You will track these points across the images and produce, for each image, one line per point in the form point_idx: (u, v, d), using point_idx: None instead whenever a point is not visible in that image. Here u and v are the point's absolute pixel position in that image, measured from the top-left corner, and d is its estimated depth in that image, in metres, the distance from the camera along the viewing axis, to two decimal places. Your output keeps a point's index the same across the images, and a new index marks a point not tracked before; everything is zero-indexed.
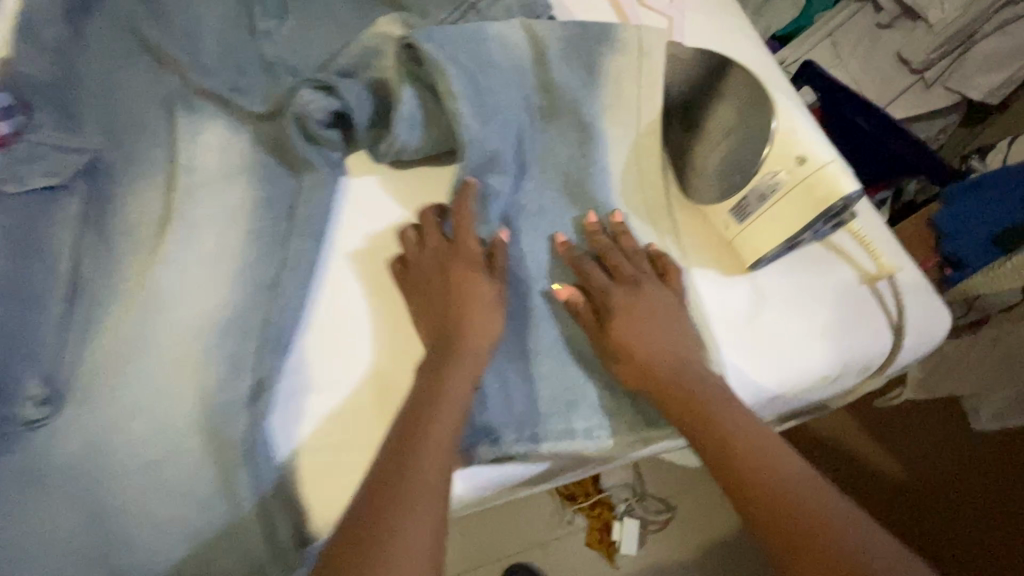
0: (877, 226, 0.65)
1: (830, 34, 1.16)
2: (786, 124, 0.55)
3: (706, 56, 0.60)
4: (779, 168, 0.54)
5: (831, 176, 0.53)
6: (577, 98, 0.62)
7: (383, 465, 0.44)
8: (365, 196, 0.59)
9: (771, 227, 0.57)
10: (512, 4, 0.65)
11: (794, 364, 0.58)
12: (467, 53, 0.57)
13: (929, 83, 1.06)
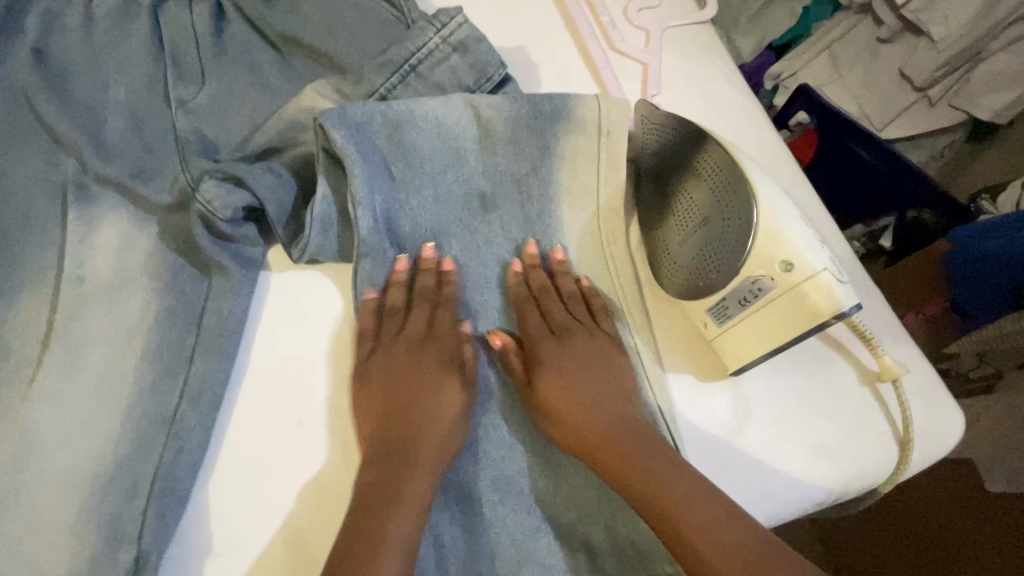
0: (881, 315, 0.56)
1: (828, 48, 1.14)
2: (771, 216, 0.46)
3: (681, 128, 0.54)
4: (762, 271, 0.46)
5: (824, 284, 0.44)
6: (525, 184, 0.56)
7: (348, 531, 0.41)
8: (286, 298, 0.52)
9: (753, 336, 0.48)
10: (458, 67, 0.58)
11: (783, 494, 0.49)
12: (395, 145, 0.52)
13: (933, 102, 1.04)
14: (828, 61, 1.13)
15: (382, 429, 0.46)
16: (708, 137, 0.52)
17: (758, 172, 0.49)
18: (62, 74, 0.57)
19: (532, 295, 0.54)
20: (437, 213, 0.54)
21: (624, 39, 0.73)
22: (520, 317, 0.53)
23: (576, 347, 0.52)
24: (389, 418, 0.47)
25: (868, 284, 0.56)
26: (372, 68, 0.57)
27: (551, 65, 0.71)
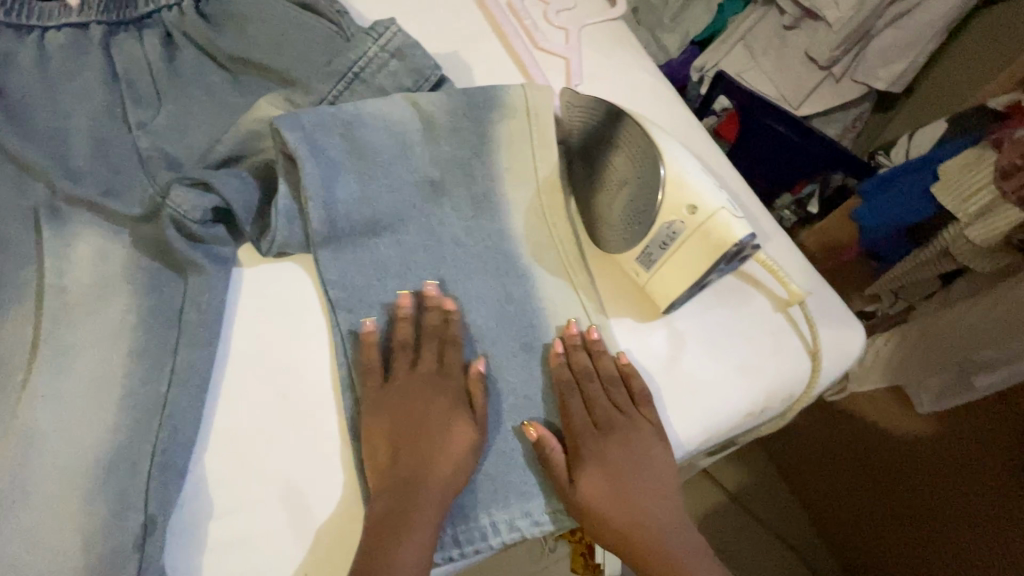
0: (783, 252, 0.66)
1: (742, 38, 1.27)
2: (679, 171, 0.54)
3: (599, 108, 0.62)
4: (673, 218, 0.54)
5: (724, 221, 0.52)
6: (469, 168, 0.63)
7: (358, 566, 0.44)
8: (261, 288, 0.57)
9: (676, 274, 0.56)
10: (397, 70, 0.64)
11: (717, 408, 0.57)
12: (349, 142, 0.58)
13: (838, 78, 1.17)
14: (744, 50, 1.26)
15: (391, 467, 0.48)
16: (624, 113, 0.60)
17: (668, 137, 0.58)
18: (20, 105, 0.61)
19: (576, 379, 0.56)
20: (393, 200, 0.60)
21: (547, 38, 0.82)
22: (563, 408, 0.54)
23: (622, 438, 0.53)
24: (399, 450, 0.49)
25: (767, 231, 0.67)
26: (320, 78, 0.63)
27: (483, 66, 0.78)
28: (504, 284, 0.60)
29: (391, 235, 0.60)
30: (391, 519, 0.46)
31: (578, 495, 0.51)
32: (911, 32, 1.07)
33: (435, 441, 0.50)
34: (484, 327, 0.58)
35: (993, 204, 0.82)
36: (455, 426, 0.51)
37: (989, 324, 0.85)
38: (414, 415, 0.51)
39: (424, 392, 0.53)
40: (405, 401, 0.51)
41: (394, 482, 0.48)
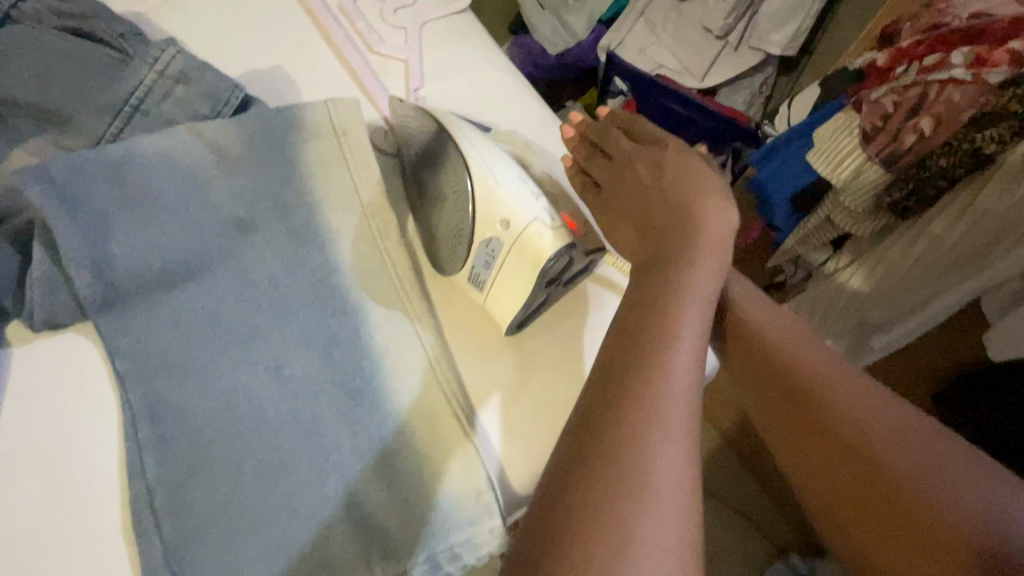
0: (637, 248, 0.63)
1: (641, 14, 1.24)
2: (490, 182, 0.50)
3: (421, 116, 0.57)
4: (489, 235, 0.50)
5: (538, 233, 0.48)
6: (280, 197, 0.55)
7: (591, 429, 0.33)
8: (33, 370, 0.49)
9: (504, 295, 0.51)
10: (188, 96, 0.57)
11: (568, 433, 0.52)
12: (121, 190, 0.50)
13: (734, 46, 1.15)
14: (644, 26, 1.23)
15: (640, 311, 0.40)
16: (440, 124, 0.55)
17: (486, 147, 0.54)
18: None
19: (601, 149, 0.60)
20: (187, 245, 0.52)
21: (383, 40, 0.75)
22: (655, 164, 0.55)
23: (717, 240, 0.47)
24: (651, 284, 0.43)
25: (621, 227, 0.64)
26: (91, 115, 0.55)
27: (312, 78, 0.71)
28: (331, 324, 0.53)
29: (195, 286, 0.52)
30: (650, 391, 0.34)
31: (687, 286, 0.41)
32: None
33: (679, 285, 0.41)
34: (307, 377, 0.50)
35: (863, 166, 0.78)
36: (693, 270, 0.43)
37: (884, 288, 0.86)
38: (658, 241, 0.48)
39: (652, 180, 0.54)
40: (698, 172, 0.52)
41: (644, 358, 0.36)
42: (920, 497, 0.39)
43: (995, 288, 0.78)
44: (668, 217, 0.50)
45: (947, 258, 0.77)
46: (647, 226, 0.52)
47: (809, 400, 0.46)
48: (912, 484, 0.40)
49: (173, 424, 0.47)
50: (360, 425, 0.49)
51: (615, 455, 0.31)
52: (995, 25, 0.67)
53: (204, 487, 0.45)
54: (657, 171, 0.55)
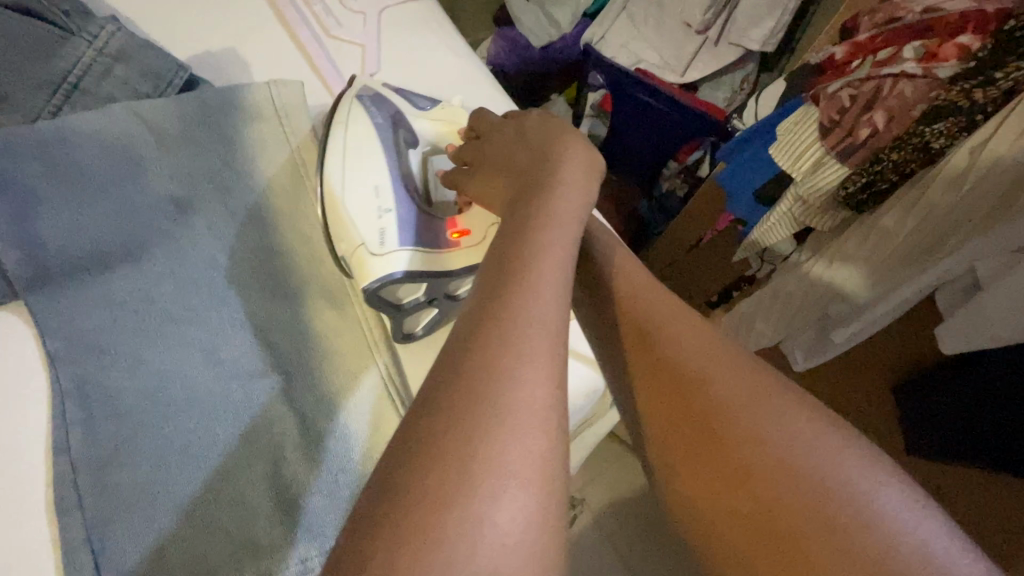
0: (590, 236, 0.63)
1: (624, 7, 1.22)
2: (338, 198, 0.53)
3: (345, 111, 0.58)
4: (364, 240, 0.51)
5: (361, 258, 0.50)
6: (222, 179, 0.55)
7: (448, 384, 0.27)
8: None
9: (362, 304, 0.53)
10: (129, 76, 0.56)
11: None
12: (50, 168, 0.50)
13: (714, 41, 1.13)
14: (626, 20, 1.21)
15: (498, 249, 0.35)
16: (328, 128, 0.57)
17: (360, 149, 0.55)
18: None
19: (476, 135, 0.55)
20: (122, 225, 0.51)
21: (340, 25, 0.75)
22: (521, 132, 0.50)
23: (575, 172, 0.44)
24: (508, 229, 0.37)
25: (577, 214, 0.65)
26: (27, 91, 0.54)
27: (266, 62, 0.70)
28: (269, 307, 0.53)
29: (132, 265, 0.51)
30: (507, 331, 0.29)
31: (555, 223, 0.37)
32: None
33: (539, 221, 0.37)
34: (242, 358, 0.50)
35: (824, 159, 0.79)
36: (560, 198, 0.40)
37: (844, 282, 0.87)
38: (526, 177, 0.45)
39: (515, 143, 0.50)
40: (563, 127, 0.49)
41: (497, 296, 0.31)
42: (795, 474, 0.33)
43: (947, 283, 0.79)
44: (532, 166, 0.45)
45: (902, 252, 0.78)
46: (518, 168, 0.46)
47: (677, 380, 0.38)
48: (789, 467, 0.34)
49: (100, 404, 0.46)
50: (294, 403, 0.49)
51: (479, 383, 0.27)
52: (945, 19, 0.67)
53: (128, 468, 0.44)
54: (522, 135, 0.50)
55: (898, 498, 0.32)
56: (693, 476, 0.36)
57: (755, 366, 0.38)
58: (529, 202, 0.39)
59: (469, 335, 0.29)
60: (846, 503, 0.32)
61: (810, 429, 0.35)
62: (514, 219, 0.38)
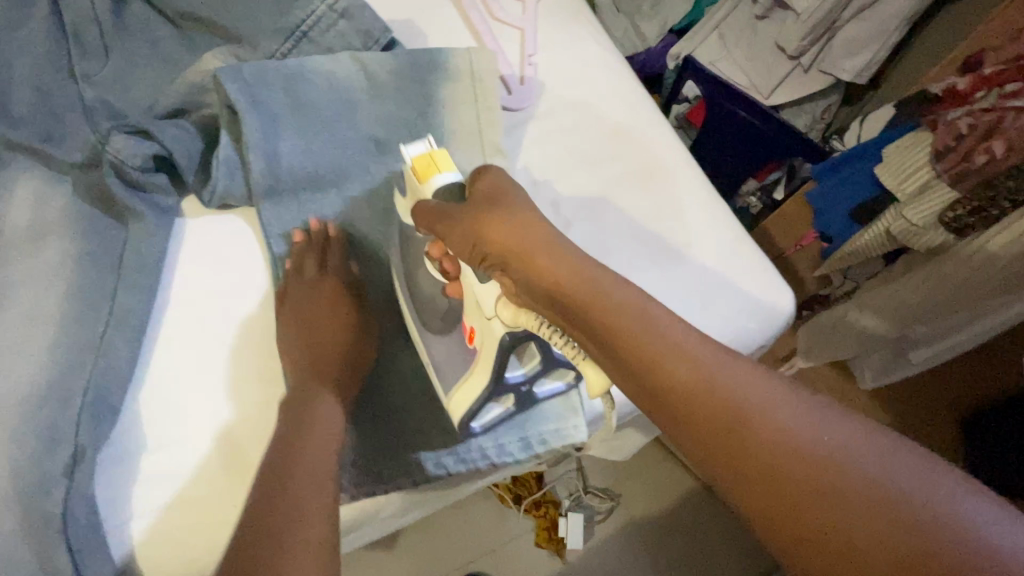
0: (715, 221, 0.72)
1: (716, 27, 1.22)
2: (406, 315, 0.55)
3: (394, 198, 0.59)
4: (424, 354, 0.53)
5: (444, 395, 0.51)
6: (415, 128, 0.64)
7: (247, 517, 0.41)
8: (201, 239, 0.58)
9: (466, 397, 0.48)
10: (346, 30, 0.65)
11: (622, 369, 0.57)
12: (290, 98, 0.59)
13: (805, 68, 1.14)
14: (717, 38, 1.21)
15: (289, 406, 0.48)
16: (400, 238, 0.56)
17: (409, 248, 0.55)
18: None
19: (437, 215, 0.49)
20: (337, 156, 0.60)
21: (504, 8, 0.82)
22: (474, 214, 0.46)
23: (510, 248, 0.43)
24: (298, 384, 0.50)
25: (705, 202, 0.73)
26: (266, 34, 0.64)
27: (439, 33, 0.79)
28: None
29: (337, 191, 0.61)
30: (280, 469, 0.43)
31: (306, 380, 0.50)
32: (878, 22, 1.03)
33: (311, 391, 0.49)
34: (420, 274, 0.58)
35: (931, 183, 0.85)
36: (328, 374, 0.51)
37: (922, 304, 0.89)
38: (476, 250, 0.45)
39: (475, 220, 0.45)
40: (485, 205, 0.46)
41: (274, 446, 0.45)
42: (863, 496, 0.30)
43: None
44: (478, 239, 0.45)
45: (986, 279, 0.81)
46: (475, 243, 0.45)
47: (708, 410, 0.35)
48: (796, 474, 0.32)
49: (319, 305, 0.55)
50: None
51: (264, 517, 0.40)
52: None
53: (337, 354, 0.53)
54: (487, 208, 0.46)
55: (983, 502, 0.29)
56: (768, 476, 0.33)
57: (716, 385, 0.36)
58: (307, 373, 0.51)
59: (270, 462, 0.44)
60: (869, 482, 0.31)
61: (831, 422, 0.34)
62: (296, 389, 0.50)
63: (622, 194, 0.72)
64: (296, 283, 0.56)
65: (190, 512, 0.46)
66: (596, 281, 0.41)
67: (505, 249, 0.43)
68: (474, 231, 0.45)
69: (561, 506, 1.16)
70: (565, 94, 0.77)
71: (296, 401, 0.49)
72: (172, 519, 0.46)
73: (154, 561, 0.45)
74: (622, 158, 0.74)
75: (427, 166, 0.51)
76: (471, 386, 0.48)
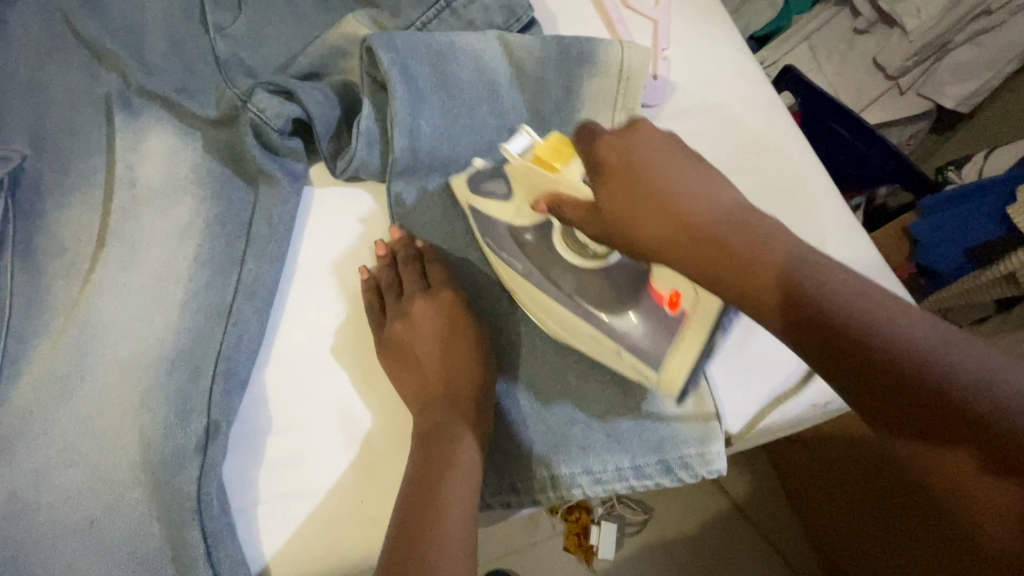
0: (852, 246, 0.67)
1: (807, 39, 1.10)
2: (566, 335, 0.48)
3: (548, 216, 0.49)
4: (609, 343, 0.46)
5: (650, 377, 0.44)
6: (552, 118, 0.60)
7: None
8: (329, 207, 0.55)
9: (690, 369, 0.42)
10: (490, 4, 0.61)
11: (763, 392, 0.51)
12: (434, 73, 0.55)
13: (902, 90, 1.00)
14: (807, 51, 1.09)
15: (411, 494, 0.41)
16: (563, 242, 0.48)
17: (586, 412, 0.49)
18: None
19: (613, 181, 0.39)
20: (475, 140, 0.57)
21: None
22: (652, 212, 0.38)
23: (681, 220, 0.37)
24: (416, 458, 0.43)
25: (842, 225, 0.68)
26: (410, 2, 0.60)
27: (569, 18, 0.74)
28: None
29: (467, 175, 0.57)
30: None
31: (432, 463, 0.42)
32: (996, 48, 0.91)
33: (434, 469, 0.42)
34: None
35: None
36: (455, 445, 0.43)
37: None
38: (680, 253, 0.37)
39: (635, 207, 0.38)
40: (638, 162, 0.38)
41: (400, 539, 0.39)
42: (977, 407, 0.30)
43: None
44: (668, 244, 0.37)
45: None
46: (681, 248, 0.37)
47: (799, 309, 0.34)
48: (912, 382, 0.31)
49: (438, 316, 0.49)
50: None
51: None
52: None
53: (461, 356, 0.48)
54: (639, 171, 0.38)
55: None
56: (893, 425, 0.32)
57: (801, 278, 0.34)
58: (430, 441, 0.43)
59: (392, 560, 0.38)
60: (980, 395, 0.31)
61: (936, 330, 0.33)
62: (418, 462, 0.43)
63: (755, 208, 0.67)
64: (406, 318, 0.49)
65: (328, 506, 0.43)
66: (710, 211, 0.37)
67: (657, 240, 0.38)
68: (659, 239, 0.38)
69: (593, 513, 0.99)
70: (699, 96, 0.72)
71: (416, 481, 0.41)
72: (314, 510, 0.43)
73: (279, 550, 0.42)
74: (757, 170, 0.69)
75: (557, 150, 0.44)
76: (678, 351, 0.42)
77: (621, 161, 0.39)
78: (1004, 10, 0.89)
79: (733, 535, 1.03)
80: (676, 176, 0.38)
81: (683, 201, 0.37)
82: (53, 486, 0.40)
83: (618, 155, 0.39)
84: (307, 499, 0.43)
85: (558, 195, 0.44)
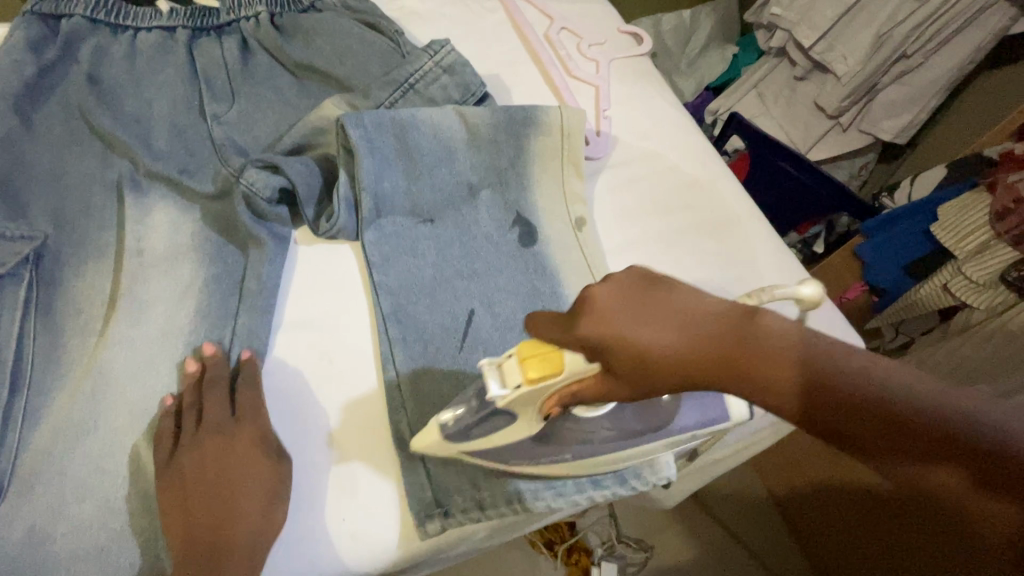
0: (783, 267, 0.75)
1: (754, 86, 1.21)
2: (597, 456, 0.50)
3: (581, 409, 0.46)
4: (654, 443, 0.50)
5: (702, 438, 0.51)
6: (504, 175, 0.69)
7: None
8: (314, 262, 0.63)
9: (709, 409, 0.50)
10: (448, 82, 0.71)
11: None
12: (396, 143, 0.65)
13: (844, 128, 1.10)
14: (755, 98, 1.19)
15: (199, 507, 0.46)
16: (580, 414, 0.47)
17: None
18: (110, 87, 0.65)
19: (606, 345, 0.36)
20: (436, 199, 0.67)
21: (579, 67, 0.88)
22: (634, 348, 0.36)
23: (652, 340, 0.35)
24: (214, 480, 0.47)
25: (775, 250, 0.77)
26: (379, 85, 0.69)
27: (522, 88, 0.85)
28: (533, 281, 0.65)
29: (431, 228, 0.66)
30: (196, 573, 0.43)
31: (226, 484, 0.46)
32: (918, 87, 1.00)
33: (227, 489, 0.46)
34: (512, 319, 0.62)
35: (988, 243, 0.84)
36: (247, 467, 0.47)
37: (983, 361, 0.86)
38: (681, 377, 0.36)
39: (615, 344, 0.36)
40: (620, 308, 0.36)
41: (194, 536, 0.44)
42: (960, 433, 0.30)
43: None
44: (646, 363, 0.36)
45: None
46: (689, 367, 0.35)
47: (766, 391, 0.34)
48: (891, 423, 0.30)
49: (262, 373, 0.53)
50: None
51: None
52: None
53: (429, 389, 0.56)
54: (601, 310, 0.36)
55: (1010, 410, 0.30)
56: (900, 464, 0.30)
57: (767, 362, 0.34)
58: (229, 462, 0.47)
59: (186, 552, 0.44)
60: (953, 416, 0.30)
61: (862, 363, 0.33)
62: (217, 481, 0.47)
63: (691, 240, 0.75)
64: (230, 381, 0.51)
65: (319, 538, 0.50)
66: (680, 337, 0.35)
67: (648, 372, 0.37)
68: (657, 367, 0.36)
69: (593, 554, 1.07)
70: (637, 146, 0.82)
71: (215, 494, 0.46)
72: (329, 548, 0.50)
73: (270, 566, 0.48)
74: (692, 208, 0.78)
75: (539, 357, 0.40)
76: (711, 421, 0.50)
77: (596, 325, 0.36)
78: (919, 54, 0.97)
79: (736, 563, 1.14)
80: (640, 313, 0.36)
81: (684, 339, 0.35)
82: (69, 521, 0.45)
83: (593, 322, 0.36)
84: (317, 541, 0.50)
85: (569, 389, 0.41)
